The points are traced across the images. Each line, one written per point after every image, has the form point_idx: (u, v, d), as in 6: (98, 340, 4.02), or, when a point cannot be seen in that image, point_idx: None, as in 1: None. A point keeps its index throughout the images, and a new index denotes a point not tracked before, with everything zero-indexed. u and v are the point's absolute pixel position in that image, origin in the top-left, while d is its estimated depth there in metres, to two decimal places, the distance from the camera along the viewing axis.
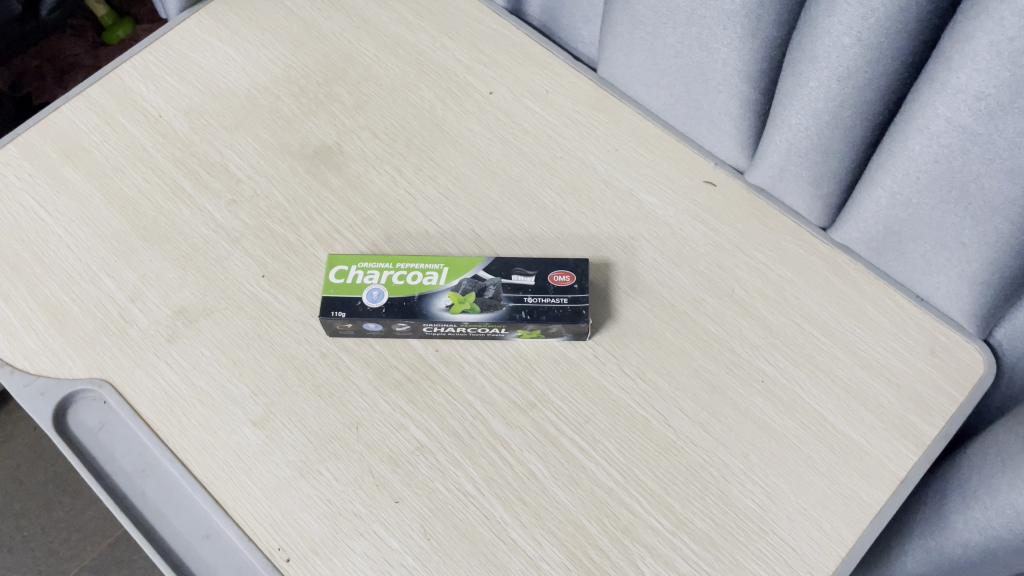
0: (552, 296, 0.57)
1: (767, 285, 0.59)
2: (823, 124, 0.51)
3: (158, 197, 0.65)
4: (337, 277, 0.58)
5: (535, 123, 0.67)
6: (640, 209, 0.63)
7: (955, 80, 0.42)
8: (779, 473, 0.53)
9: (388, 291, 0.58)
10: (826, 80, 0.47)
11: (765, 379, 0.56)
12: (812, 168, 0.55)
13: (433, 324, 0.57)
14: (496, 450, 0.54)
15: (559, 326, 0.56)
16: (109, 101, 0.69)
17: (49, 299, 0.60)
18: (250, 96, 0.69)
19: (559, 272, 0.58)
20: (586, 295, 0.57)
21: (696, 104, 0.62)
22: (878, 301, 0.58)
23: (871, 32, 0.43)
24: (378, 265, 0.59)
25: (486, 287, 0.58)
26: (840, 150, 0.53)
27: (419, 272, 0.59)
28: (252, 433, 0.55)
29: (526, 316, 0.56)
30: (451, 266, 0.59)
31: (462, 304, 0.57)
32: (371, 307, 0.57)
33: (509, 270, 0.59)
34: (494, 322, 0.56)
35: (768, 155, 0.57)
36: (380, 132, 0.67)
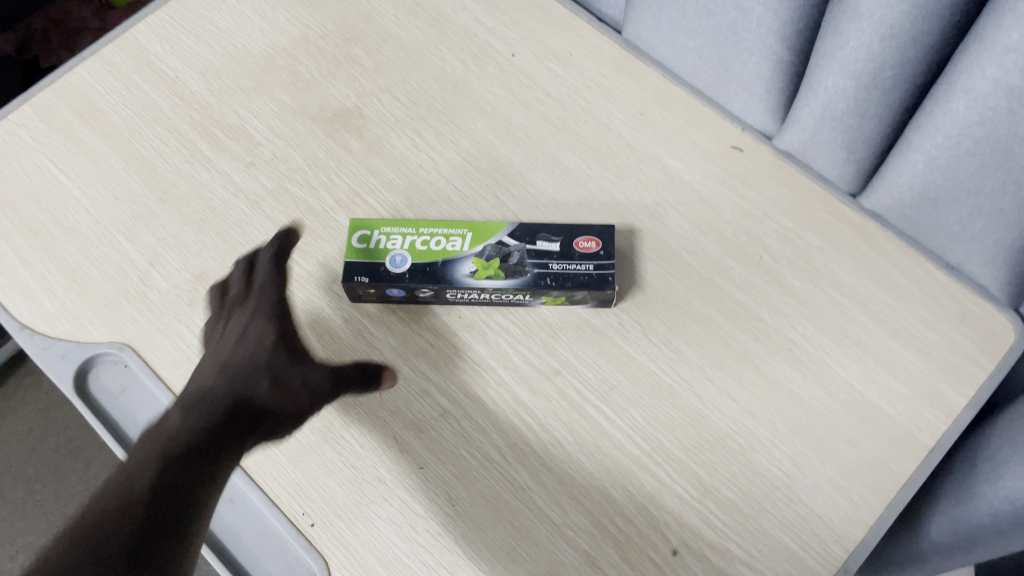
0: (578, 262, 0.56)
1: (794, 253, 0.58)
2: (860, 86, 0.49)
3: (176, 159, 0.64)
4: (359, 241, 0.57)
5: (559, 86, 0.65)
6: (665, 174, 0.61)
7: (1008, 37, 0.40)
8: (806, 442, 0.53)
9: (411, 256, 0.57)
10: (868, 38, 0.46)
11: (792, 347, 0.55)
12: (846, 133, 0.54)
13: (457, 291, 0.56)
14: (519, 417, 0.54)
15: (586, 293, 0.55)
16: (124, 61, 0.68)
17: (68, 263, 0.60)
18: (268, 58, 0.68)
19: (585, 238, 0.57)
20: (612, 262, 0.56)
21: (726, 66, 0.60)
22: (908, 269, 0.57)
23: None
24: (400, 230, 0.58)
25: (510, 253, 0.57)
26: (876, 115, 0.51)
27: (443, 237, 0.58)
28: (275, 398, 0.55)
29: (552, 282, 0.55)
30: (475, 232, 0.58)
31: (486, 270, 0.56)
32: (394, 273, 0.56)
33: (534, 236, 0.58)
34: (521, 288, 0.55)
35: (802, 118, 0.56)
36: (400, 95, 0.66)
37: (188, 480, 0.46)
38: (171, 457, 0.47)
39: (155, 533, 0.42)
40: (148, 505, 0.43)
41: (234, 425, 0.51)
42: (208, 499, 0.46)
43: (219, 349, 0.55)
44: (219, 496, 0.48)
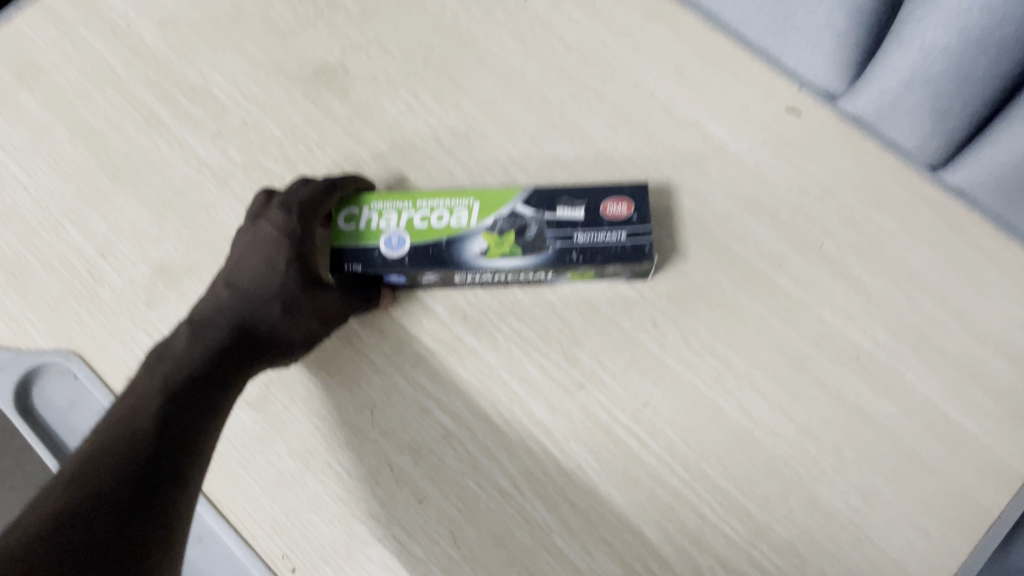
0: (607, 230, 0.47)
1: (861, 239, 0.49)
2: (973, 39, 0.39)
3: (130, 128, 0.54)
4: (346, 221, 0.48)
5: (580, 37, 0.55)
6: (707, 143, 0.52)
7: None
8: (876, 470, 0.44)
9: (410, 236, 0.48)
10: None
11: (860, 355, 0.46)
12: (940, 95, 0.43)
13: (469, 273, 0.47)
14: (536, 439, 0.46)
15: (619, 267, 0.47)
16: (67, 9, 0.58)
17: (6, 255, 0.51)
18: (236, 4, 0.58)
19: (614, 200, 0.48)
20: (648, 227, 0.47)
21: (787, 12, 0.48)
22: (1000, 258, 0.48)
23: None
24: (395, 204, 0.49)
25: (527, 225, 0.48)
26: (986, 78, 0.41)
27: (447, 209, 0.49)
28: (249, 416, 0.47)
29: (579, 258, 0.47)
30: (483, 200, 0.49)
31: (500, 247, 0.47)
32: (392, 258, 0.47)
33: (553, 202, 0.49)
34: (541, 266, 0.47)
35: (884, 75, 0.45)
36: (392, 48, 0.56)
37: (188, 419, 0.39)
38: (175, 389, 0.40)
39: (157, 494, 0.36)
40: (149, 451, 0.37)
41: (239, 351, 0.44)
42: (208, 441, 0.40)
43: (239, 268, 0.47)
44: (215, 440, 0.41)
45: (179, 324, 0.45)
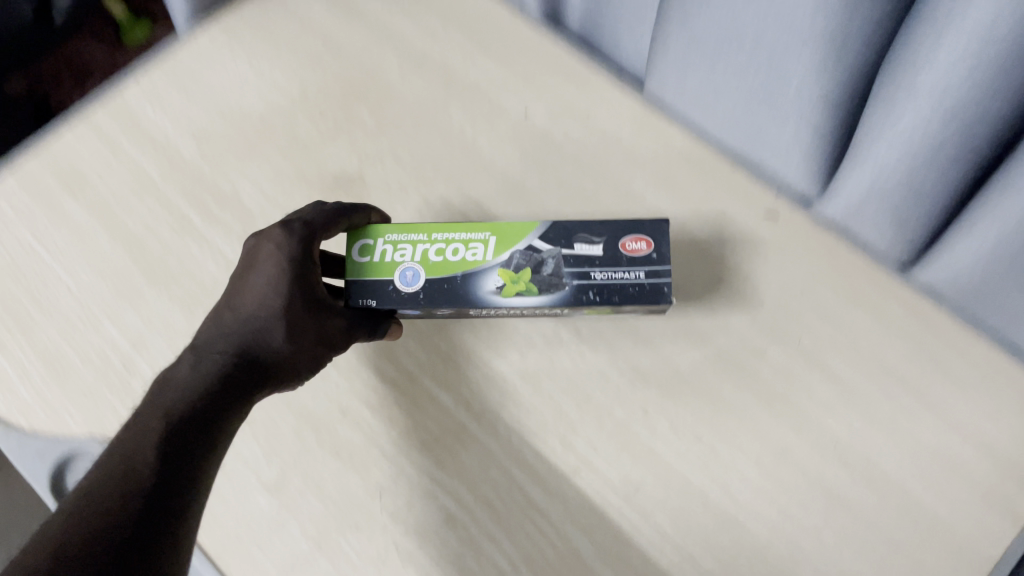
0: (625, 270, 0.51)
1: (839, 335, 0.52)
2: (917, 162, 0.44)
3: (164, 231, 0.59)
4: (361, 254, 0.52)
5: (579, 146, 0.60)
6: (693, 244, 0.56)
7: None
8: (852, 552, 0.47)
9: (425, 270, 0.52)
10: (926, 114, 0.40)
11: (838, 444, 0.49)
12: (902, 213, 0.48)
13: (483, 308, 0.52)
14: (532, 521, 0.49)
15: (636, 304, 0.51)
16: (109, 123, 0.64)
17: (48, 347, 0.56)
18: (263, 121, 0.63)
19: (633, 237, 0.52)
20: (667, 266, 0.51)
21: (761, 129, 0.53)
22: (973, 357, 0.51)
23: (994, 68, 0.36)
24: (409, 238, 0.52)
25: (543, 261, 0.52)
26: (932, 196, 0.45)
27: (463, 242, 0.52)
28: (267, 501, 0.50)
29: (597, 297, 0.51)
30: (500, 236, 0.52)
31: (516, 286, 0.51)
32: (407, 294, 0.51)
33: (571, 237, 0.52)
34: (557, 304, 0.51)
35: (850, 191, 0.50)
36: (405, 159, 0.61)
37: (190, 454, 0.42)
38: (173, 424, 0.42)
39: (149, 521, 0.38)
40: (154, 483, 0.39)
41: (241, 380, 0.46)
42: (207, 476, 0.42)
43: (246, 287, 0.49)
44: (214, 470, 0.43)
45: (181, 348, 0.47)
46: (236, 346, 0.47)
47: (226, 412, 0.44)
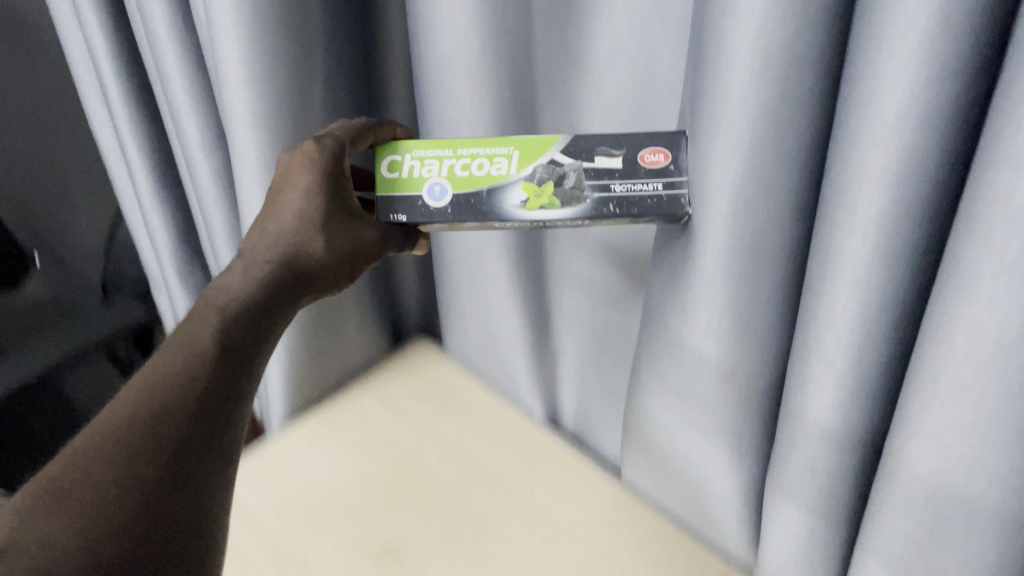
0: (645, 180, 0.60)
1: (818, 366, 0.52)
2: (887, 219, 0.44)
3: None
4: (389, 170, 0.62)
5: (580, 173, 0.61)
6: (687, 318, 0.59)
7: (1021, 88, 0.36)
8: None
9: (450, 186, 0.61)
10: (882, 157, 0.43)
11: None
12: (860, 342, 0.50)
13: (509, 220, 0.61)
14: None
15: (653, 216, 0.59)
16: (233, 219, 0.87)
17: None
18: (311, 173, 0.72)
19: (651, 150, 0.60)
20: (682, 175, 0.59)
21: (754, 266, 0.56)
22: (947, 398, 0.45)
23: (927, 88, 0.40)
24: (435, 154, 0.62)
25: (566, 175, 0.60)
26: (904, 256, 0.46)
27: (488, 158, 0.61)
28: None
29: (616, 208, 0.60)
30: (521, 150, 0.61)
31: (538, 199, 0.60)
32: (433, 207, 0.61)
33: (592, 151, 0.61)
34: (579, 216, 0.60)
35: (815, 360, 0.54)
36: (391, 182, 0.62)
37: (230, 380, 0.54)
38: (223, 350, 0.55)
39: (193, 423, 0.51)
40: (191, 403, 0.52)
41: (283, 292, 0.61)
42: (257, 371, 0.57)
43: (286, 206, 0.62)
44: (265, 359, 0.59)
45: (235, 259, 0.61)
46: (280, 260, 0.61)
47: (275, 316, 0.60)
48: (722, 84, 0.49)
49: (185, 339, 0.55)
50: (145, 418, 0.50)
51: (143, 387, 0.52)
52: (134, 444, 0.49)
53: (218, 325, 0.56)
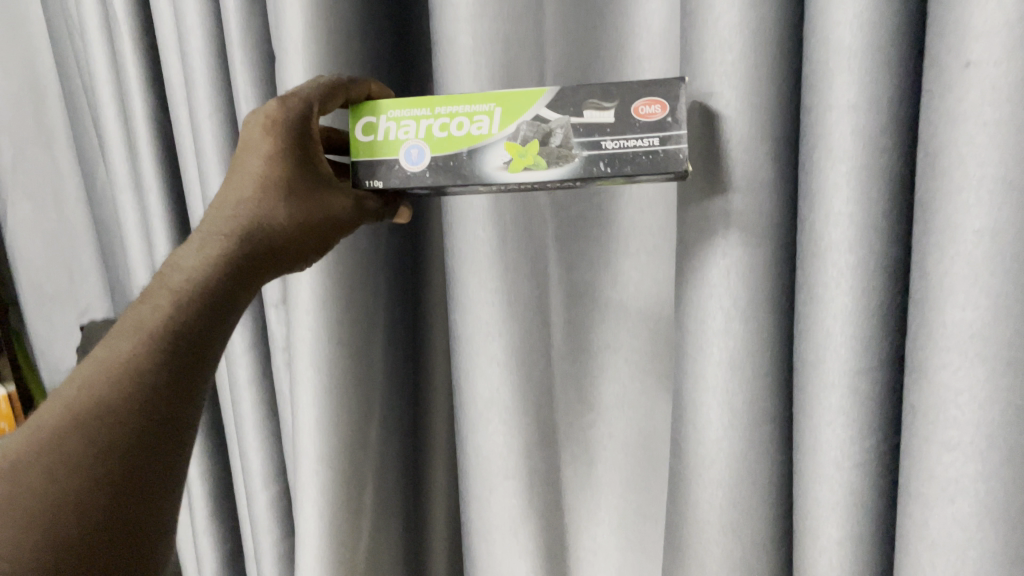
0: (640, 134, 0.55)
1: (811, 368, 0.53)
2: (854, 347, 0.50)
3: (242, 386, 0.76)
4: (364, 133, 0.59)
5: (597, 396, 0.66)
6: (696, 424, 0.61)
7: (856, 73, 0.47)
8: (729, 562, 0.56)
9: (428, 149, 0.58)
10: (856, 86, 0.47)
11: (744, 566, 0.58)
12: (861, 320, 0.50)
13: (494, 183, 0.58)
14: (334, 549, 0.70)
15: (649, 174, 0.55)
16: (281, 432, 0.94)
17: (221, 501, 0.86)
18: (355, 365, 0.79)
19: (648, 101, 0.55)
20: (678, 128, 0.54)
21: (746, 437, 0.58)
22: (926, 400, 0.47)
23: (877, 31, 0.46)
24: (411, 113, 0.59)
25: (552, 132, 0.57)
26: (870, 387, 0.51)
27: (468, 116, 0.58)
28: None
29: (606, 166, 0.56)
30: (503, 106, 0.57)
31: (521, 160, 0.57)
32: (411, 171, 0.59)
33: (581, 105, 0.56)
34: (567, 176, 0.57)
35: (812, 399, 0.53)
36: None
37: (186, 374, 0.54)
38: (177, 333, 0.54)
39: (154, 391, 0.52)
40: (142, 399, 0.51)
41: (245, 270, 0.59)
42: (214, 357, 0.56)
43: (247, 172, 0.60)
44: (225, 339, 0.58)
45: (193, 232, 0.60)
46: (241, 231, 0.59)
47: (233, 293, 0.58)
48: (708, 52, 0.52)
49: (141, 317, 0.54)
50: (104, 395, 0.50)
51: (102, 363, 0.52)
52: (78, 446, 0.48)
53: (179, 312, 0.55)
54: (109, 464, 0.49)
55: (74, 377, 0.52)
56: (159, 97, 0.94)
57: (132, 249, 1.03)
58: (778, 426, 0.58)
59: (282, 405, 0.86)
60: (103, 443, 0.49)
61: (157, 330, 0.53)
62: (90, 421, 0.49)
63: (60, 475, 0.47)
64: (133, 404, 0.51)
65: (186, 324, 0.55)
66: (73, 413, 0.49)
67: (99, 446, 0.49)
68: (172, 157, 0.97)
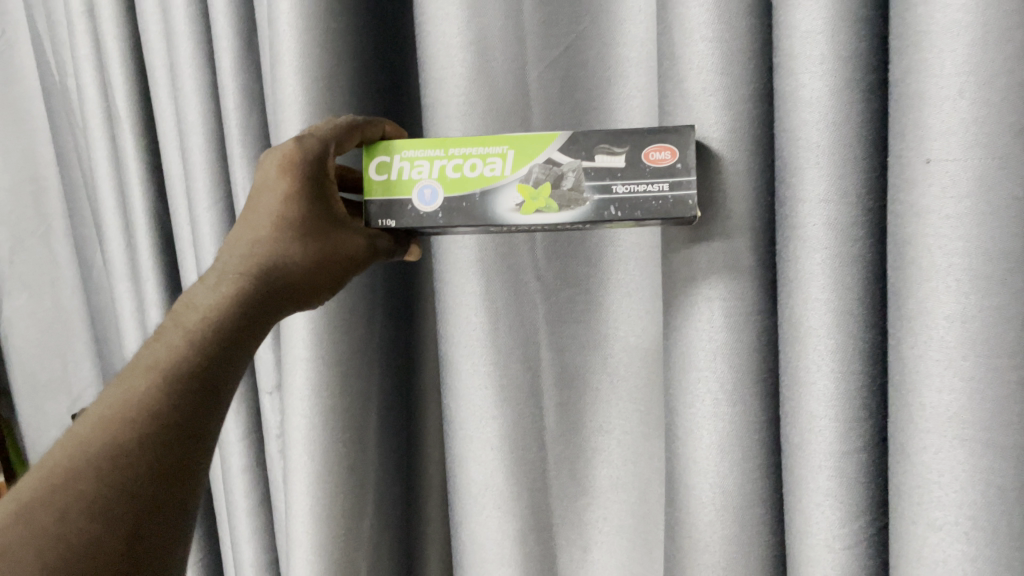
0: (650, 180, 0.56)
1: (797, 443, 0.53)
2: (838, 415, 0.51)
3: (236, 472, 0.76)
4: (378, 172, 0.60)
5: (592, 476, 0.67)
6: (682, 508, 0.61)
7: (819, 148, 0.50)
8: None
9: (442, 189, 0.59)
10: (825, 177, 0.50)
11: None
12: (842, 400, 0.51)
13: (506, 224, 0.58)
14: None
15: (660, 219, 0.56)
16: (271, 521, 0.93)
17: None
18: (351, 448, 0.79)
19: (659, 147, 0.56)
20: (688, 174, 0.55)
21: (736, 518, 0.58)
22: (909, 474, 0.47)
23: (839, 109, 0.49)
24: (427, 154, 0.59)
25: (564, 176, 0.57)
26: (855, 459, 0.52)
27: (482, 158, 0.59)
28: None
29: (617, 212, 0.57)
30: (516, 149, 0.58)
31: (534, 203, 0.57)
32: (424, 210, 0.59)
33: (593, 150, 0.57)
34: (578, 220, 0.57)
35: (799, 473, 0.53)
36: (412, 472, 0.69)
37: (195, 415, 0.54)
38: (186, 376, 0.55)
39: (162, 429, 0.52)
40: (151, 439, 0.52)
41: (259, 308, 0.59)
42: (225, 398, 0.57)
43: (263, 210, 0.60)
44: (236, 380, 0.58)
45: (210, 267, 0.61)
46: (257, 270, 0.59)
47: (246, 334, 0.58)
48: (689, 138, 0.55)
49: (154, 358, 0.55)
50: (113, 433, 0.52)
51: (113, 401, 0.53)
52: (89, 485, 0.49)
53: (190, 351, 0.55)
54: (115, 500, 0.50)
55: (90, 412, 0.53)
56: (157, 189, 0.97)
57: (127, 338, 1.02)
58: (768, 509, 0.59)
59: (274, 492, 0.86)
60: (110, 480, 0.50)
61: (169, 373, 0.54)
62: (103, 459, 0.50)
63: (66, 513, 0.48)
64: (141, 441, 0.52)
65: (197, 362, 0.55)
66: (82, 450, 0.51)
67: (106, 484, 0.50)
68: (170, 247, 0.98)
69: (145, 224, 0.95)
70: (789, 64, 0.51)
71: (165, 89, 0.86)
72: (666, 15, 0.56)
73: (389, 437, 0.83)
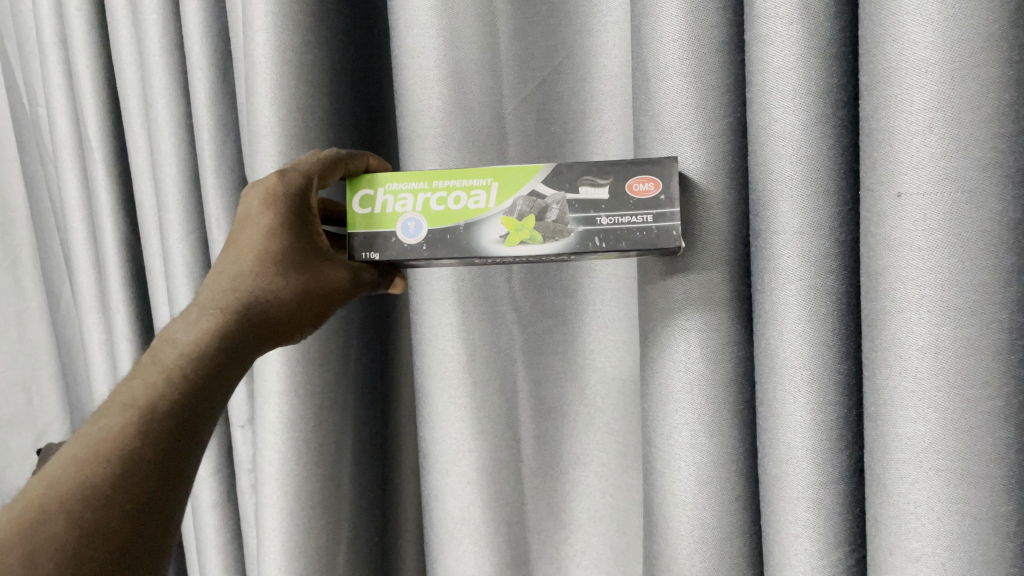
0: (634, 211, 0.56)
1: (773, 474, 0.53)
2: (815, 445, 0.51)
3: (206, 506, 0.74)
4: (362, 205, 0.59)
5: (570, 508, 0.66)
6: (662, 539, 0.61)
7: (795, 180, 0.50)
8: None
9: (426, 222, 0.58)
10: (799, 211, 0.50)
11: None
12: (819, 431, 0.51)
13: (490, 257, 0.58)
14: None
15: (646, 250, 0.56)
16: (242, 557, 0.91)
17: None
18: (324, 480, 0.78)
19: (642, 178, 0.55)
20: (673, 206, 0.55)
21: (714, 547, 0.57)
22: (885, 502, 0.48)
23: (812, 139, 0.50)
24: (411, 186, 0.58)
25: (548, 208, 0.57)
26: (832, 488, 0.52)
27: (465, 190, 0.58)
28: None
29: (601, 242, 0.56)
30: (500, 181, 0.58)
31: (518, 235, 0.57)
32: (408, 243, 0.58)
33: (576, 181, 0.56)
34: (564, 251, 0.56)
35: (776, 503, 0.53)
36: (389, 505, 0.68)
37: (172, 456, 0.53)
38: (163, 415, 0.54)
39: (137, 470, 0.52)
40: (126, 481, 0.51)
41: (240, 345, 0.58)
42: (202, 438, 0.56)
43: (244, 244, 0.59)
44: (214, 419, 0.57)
45: (190, 302, 0.60)
46: (238, 305, 0.58)
47: (225, 373, 0.57)
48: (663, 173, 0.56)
49: (131, 395, 0.55)
50: (87, 474, 0.51)
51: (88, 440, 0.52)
52: (61, 528, 0.49)
53: (169, 387, 0.55)
54: (89, 543, 0.49)
55: (64, 452, 0.52)
56: (129, 221, 0.96)
57: (95, 371, 1.00)
58: (746, 542, 0.59)
59: (245, 528, 0.85)
60: (85, 522, 0.49)
61: (146, 412, 0.53)
62: (76, 502, 0.50)
63: (38, 557, 0.48)
64: (118, 480, 0.51)
65: (176, 399, 0.54)
66: (55, 491, 0.50)
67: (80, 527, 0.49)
68: (141, 280, 0.96)
69: (116, 256, 0.93)
70: (761, 100, 0.51)
71: (138, 120, 0.86)
72: (639, 50, 0.57)
73: (363, 471, 0.81)
